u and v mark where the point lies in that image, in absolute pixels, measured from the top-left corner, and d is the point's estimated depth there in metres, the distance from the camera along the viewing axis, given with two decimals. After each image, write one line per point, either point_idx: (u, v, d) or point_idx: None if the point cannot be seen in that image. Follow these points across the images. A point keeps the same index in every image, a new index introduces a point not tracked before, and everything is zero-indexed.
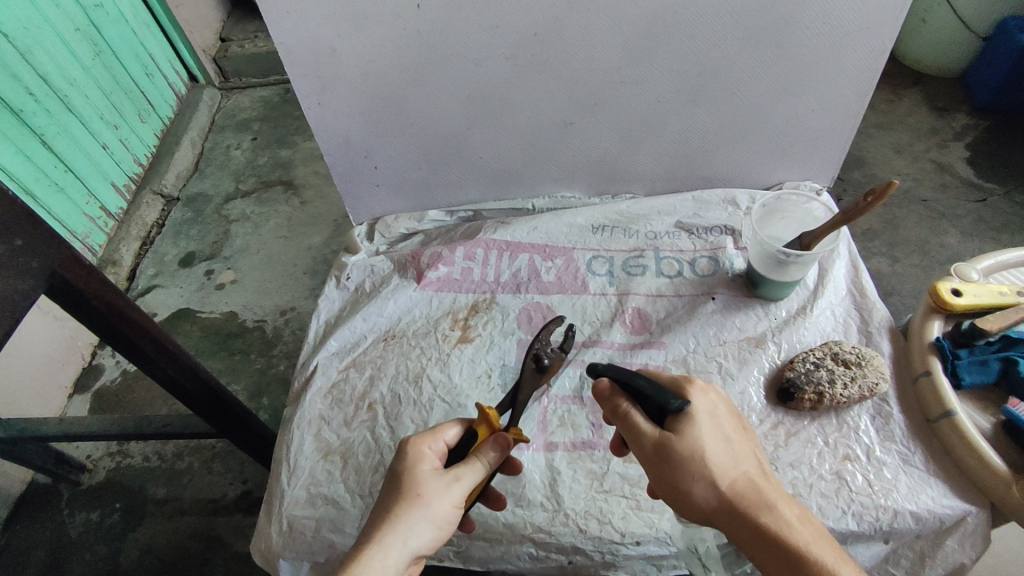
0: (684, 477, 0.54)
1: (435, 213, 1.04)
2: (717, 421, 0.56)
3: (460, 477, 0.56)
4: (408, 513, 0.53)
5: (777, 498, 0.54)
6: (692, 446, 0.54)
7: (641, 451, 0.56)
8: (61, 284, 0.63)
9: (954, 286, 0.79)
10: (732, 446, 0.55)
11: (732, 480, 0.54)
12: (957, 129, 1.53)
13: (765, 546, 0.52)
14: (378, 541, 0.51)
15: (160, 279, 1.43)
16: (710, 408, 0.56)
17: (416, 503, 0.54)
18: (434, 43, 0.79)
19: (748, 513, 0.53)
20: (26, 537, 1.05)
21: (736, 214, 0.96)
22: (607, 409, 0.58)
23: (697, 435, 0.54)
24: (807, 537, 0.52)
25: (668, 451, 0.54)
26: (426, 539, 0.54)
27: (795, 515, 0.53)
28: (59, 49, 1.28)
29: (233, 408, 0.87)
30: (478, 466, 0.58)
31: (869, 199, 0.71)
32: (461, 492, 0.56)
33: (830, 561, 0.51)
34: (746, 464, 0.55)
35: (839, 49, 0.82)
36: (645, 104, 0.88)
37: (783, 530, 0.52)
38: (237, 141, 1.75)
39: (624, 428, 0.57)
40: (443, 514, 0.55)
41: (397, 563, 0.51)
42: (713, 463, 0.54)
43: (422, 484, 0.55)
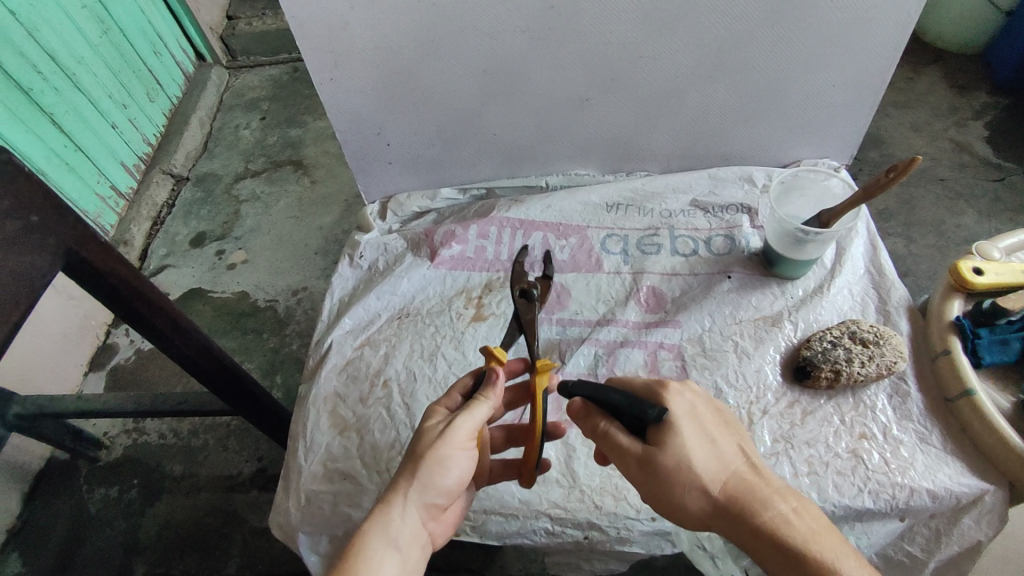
0: (672, 486, 0.54)
1: (447, 190, 1.03)
2: (697, 424, 0.56)
3: (459, 417, 0.57)
4: (412, 465, 0.56)
5: (770, 494, 0.53)
6: (676, 455, 0.54)
7: (627, 467, 0.56)
8: (79, 261, 0.63)
9: (976, 265, 0.78)
10: (716, 446, 0.55)
11: (722, 483, 0.54)
12: (977, 108, 1.50)
13: (764, 545, 0.52)
14: (387, 501, 0.54)
15: (172, 259, 1.44)
16: (688, 409, 0.56)
17: (419, 451, 0.56)
18: (448, 16, 0.77)
19: (742, 515, 0.52)
20: (46, 511, 1.07)
21: (753, 191, 0.95)
22: (588, 429, 0.59)
23: (678, 440, 0.54)
24: (805, 531, 0.51)
25: (652, 462, 0.54)
26: (431, 485, 0.55)
27: (791, 508, 0.53)
28: (66, 25, 1.27)
29: (248, 386, 0.87)
30: (477, 406, 0.58)
31: (892, 174, 0.69)
32: (465, 435, 0.57)
33: (832, 553, 0.50)
34: (734, 463, 0.55)
35: (865, 21, 0.80)
36: (662, 79, 0.86)
37: (780, 527, 0.51)
38: (246, 120, 1.74)
39: (607, 445, 0.57)
40: (446, 460, 0.56)
41: (402, 513, 0.54)
42: (699, 468, 0.53)
43: (426, 433, 0.58)
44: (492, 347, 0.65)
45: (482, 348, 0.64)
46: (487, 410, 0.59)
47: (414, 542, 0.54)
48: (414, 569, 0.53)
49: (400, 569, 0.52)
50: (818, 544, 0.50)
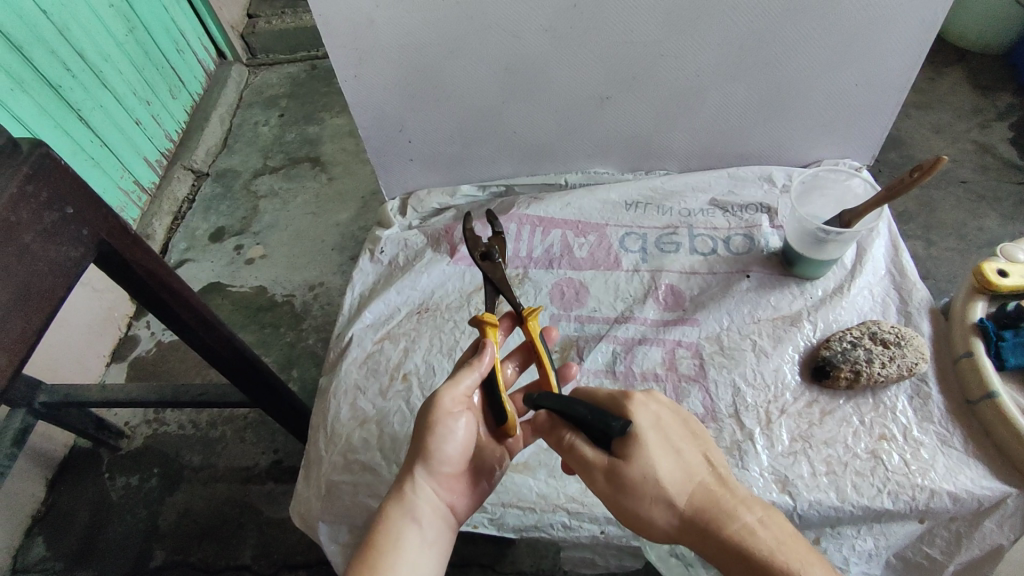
0: (638, 500, 0.54)
1: (467, 187, 1.04)
2: (660, 435, 0.56)
3: (443, 385, 0.61)
4: (415, 443, 0.60)
5: (735, 505, 0.53)
6: (640, 467, 0.54)
7: (594, 481, 0.56)
8: (110, 253, 0.65)
9: (1000, 266, 0.77)
10: (680, 457, 0.56)
11: (687, 496, 0.54)
12: (1000, 109, 1.48)
13: (730, 558, 0.51)
14: (399, 481, 0.59)
15: (192, 253, 1.46)
16: (652, 420, 0.57)
17: (418, 427, 0.60)
18: (471, 14, 0.78)
19: (708, 527, 0.52)
20: (69, 498, 1.10)
21: (773, 191, 0.95)
22: (555, 442, 0.60)
23: (643, 452, 0.54)
24: (772, 540, 0.51)
25: (617, 476, 0.54)
26: (434, 456, 0.59)
27: (757, 518, 0.52)
28: (94, 23, 1.29)
29: (269, 378, 0.89)
30: (460, 373, 0.62)
31: (916, 175, 0.69)
32: (455, 403, 0.61)
33: (800, 561, 0.49)
34: (699, 474, 0.55)
35: (890, 21, 0.79)
36: (684, 78, 0.86)
37: (746, 538, 0.51)
38: (265, 117, 1.76)
39: (574, 459, 0.58)
40: (441, 428, 0.59)
41: (412, 486, 0.58)
42: (663, 481, 0.54)
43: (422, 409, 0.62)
44: (480, 314, 0.67)
45: (470, 320, 0.68)
46: (473, 375, 0.62)
47: (432, 514, 0.57)
48: (438, 538, 0.56)
49: (422, 540, 0.55)
50: (784, 553, 0.50)
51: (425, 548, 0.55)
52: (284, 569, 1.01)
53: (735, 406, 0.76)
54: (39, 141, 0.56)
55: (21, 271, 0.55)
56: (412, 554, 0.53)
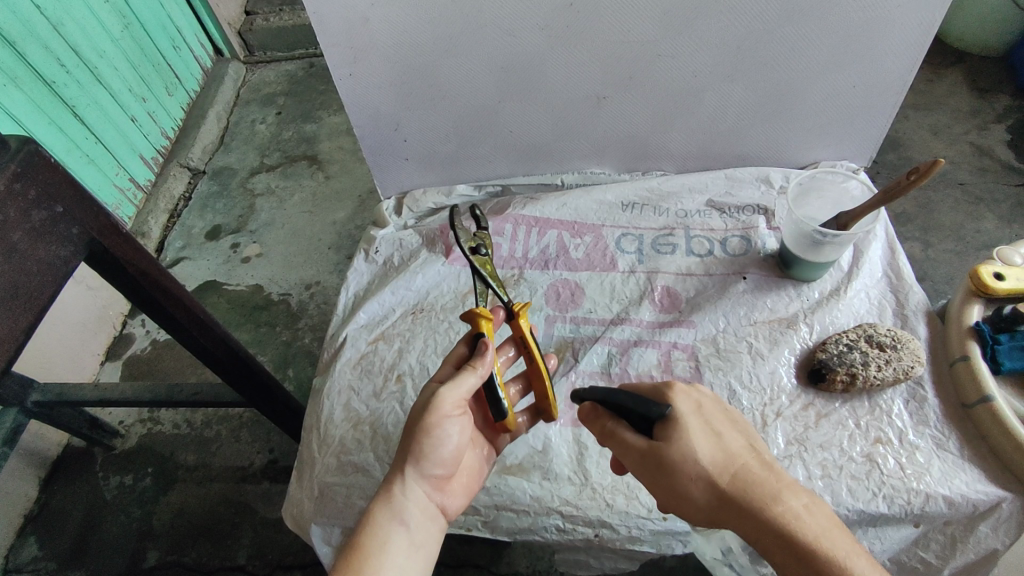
0: (677, 479, 0.55)
1: (463, 187, 1.04)
2: (702, 420, 0.57)
3: (442, 387, 0.59)
4: (406, 442, 0.59)
5: (776, 487, 0.53)
6: (681, 450, 0.55)
7: (634, 465, 0.58)
8: (101, 252, 0.64)
9: (996, 270, 0.77)
10: (723, 442, 0.56)
11: (729, 476, 0.54)
12: (999, 111, 1.48)
13: (772, 541, 0.51)
14: (389, 481, 0.58)
15: (188, 252, 1.46)
16: (692, 407, 0.58)
17: (410, 427, 0.59)
18: (467, 12, 0.78)
19: (748, 509, 0.52)
20: (62, 497, 1.09)
21: (770, 192, 0.95)
22: (598, 430, 0.62)
23: (684, 435, 0.55)
24: (813, 526, 0.50)
25: (657, 457, 0.56)
26: (430, 458, 0.59)
27: (802, 504, 0.52)
28: (89, 19, 1.29)
29: (262, 378, 0.88)
30: (460, 374, 0.60)
31: (913, 177, 0.69)
32: (452, 404, 0.60)
33: (843, 550, 0.49)
34: (742, 458, 0.55)
35: (887, 23, 0.79)
36: (681, 79, 0.86)
37: (788, 522, 0.51)
38: (262, 115, 1.75)
39: (615, 445, 0.60)
40: (436, 430, 0.59)
41: (402, 487, 0.57)
42: (704, 462, 0.54)
43: (416, 408, 0.60)
44: (474, 309, 0.67)
45: (463, 313, 0.66)
46: (474, 378, 0.60)
47: (421, 515, 0.57)
48: (426, 540, 0.56)
49: (410, 543, 0.55)
50: (827, 540, 0.49)
51: (413, 551, 0.54)
52: (278, 569, 1.01)
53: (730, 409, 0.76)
54: (28, 139, 0.55)
55: (8, 270, 0.54)
56: (397, 556, 0.53)
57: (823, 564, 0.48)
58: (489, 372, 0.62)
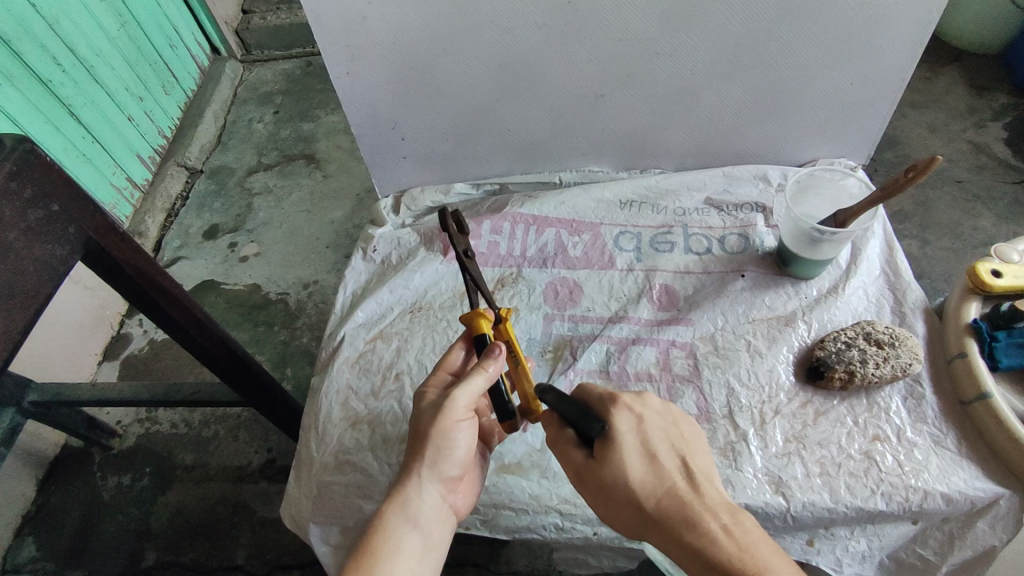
0: (610, 496, 0.56)
1: (461, 185, 1.04)
2: (638, 441, 0.56)
3: (456, 390, 0.59)
4: (419, 445, 0.59)
5: (701, 512, 0.53)
6: (613, 471, 0.55)
7: (574, 475, 0.59)
8: (98, 251, 0.64)
9: (994, 267, 0.77)
10: (655, 462, 0.56)
11: (657, 500, 0.54)
12: (996, 109, 1.48)
13: (691, 563, 0.52)
14: (401, 483, 0.58)
15: (185, 251, 1.45)
16: (632, 425, 0.57)
17: (423, 430, 0.59)
18: (464, 10, 0.77)
19: (673, 531, 0.53)
20: (60, 497, 1.09)
21: (768, 190, 0.95)
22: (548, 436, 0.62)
23: (617, 457, 0.55)
24: (733, 554, 0.50)
25: (592, 473, 0.56)
26: (443, 461, 0.59)
27: (723, 528, 0.52)
28: (85, 18, 1.28)
29: (260, 377, 0.88)
30: (472, 375, 0.60)
31: (911, 175, 0.69)
32: (463, 408, 0.60)
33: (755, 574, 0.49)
34: (673, 480, 0.55)
35: (885, 20, 0.79)
36: (679, 76, 0.86)
37: (706, 546, 0.51)
38: (259, 114, 1.75)
39: (558, 454, 0.60)
40: (449, 434, 0.59)
41: (417, 490, 0.57)
42: (632, 485, 0.54)
43: (428, 410, 0.60)
44: (473, 311, 0.67)
45: (461, 316, 0.68)
46: (484, 379, 0.60)
47: (434, 517, 0.57)
48: (438, 542, 0.56)
49: (422, 546, 0.55)
50: (742, 565, 0.50)
51: (425, 554, 0.55)
52: (277, 569, 1.01)
53: (729, 407, 0.76)
54: (23, 138, 0.55)
55: (5, 270, 0.54)
56: (411, 560, 0.53)
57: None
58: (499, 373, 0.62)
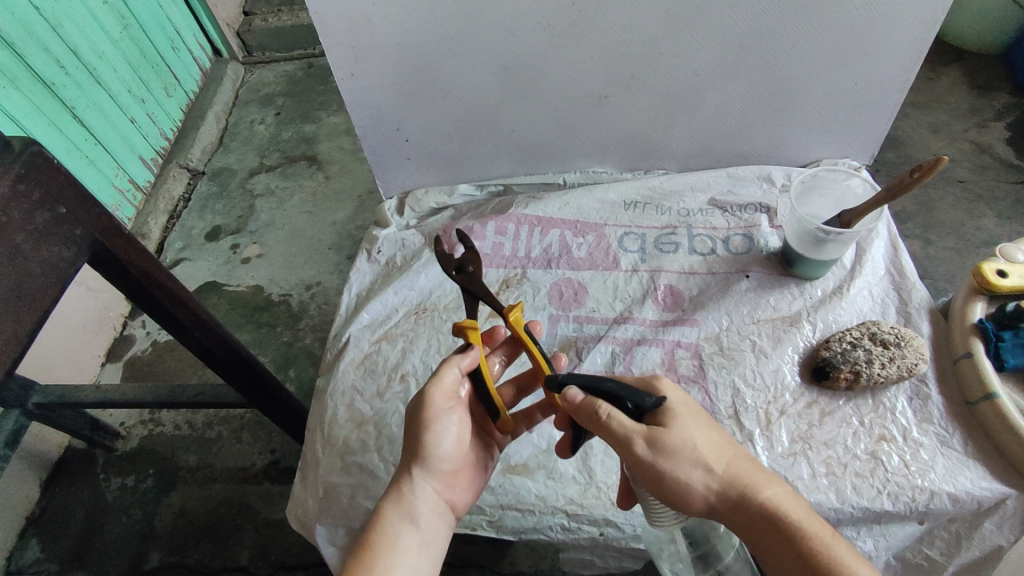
0: (678, 467, 0.52)
1: (466, 187, 1.04)
2: (694, 413, 0.55)
3: (430, 384, 0.60)
4: (408, 445, 0.59)
5: (766, 476, 0.53)
6: (682, 436, 0.53)
7: (629, 453, 0.53)
8: (103, 253, 0.64)
9: (999, 267, 0.77)
10: (712, 432, 0.55)
11: (725, 465, 0.53)
12: (998, 108, 1.48)
13: (771, 527, 0.51)
14: (395, 483, 0.58)
15: (188, 252, 1.45)
16: (682, 398, 0.57)
17: (410, 427, 0.60)
18: (468, 11, 0.78)
19: (743, 498, 0.52)
20: (64, 499, 1.09)
21: (772, 191, 0.95)
22: (586, 417, 0.56)
23: (683, 423, 0.54)
24: (802, 515, 0.51)
25: (661, 441, 0.52)
26: (432, 457, 0.58)
27: (785, 491, 0.53)
28: (88, 20, 1.28)
29: (264, 378, 0.88)
30: (443, 369, 0.61)
31: (916, 175, 0.69)
32: (443, 403, 0.60)
33: (827, 531, 0.50)
34: (730, 449, 0.55)
35: (888, 20, 0.79)
36: (682, 77, 0.86)
37: (781, 506, 0.51)
38: (261, 115, 1.75)
39: (607, 432, 0.54)
40: (434, 428, 0.59)
41: (411, 487, 0.57)
42: (703, 450, 0.53)
43: (412, 408, 0.61)
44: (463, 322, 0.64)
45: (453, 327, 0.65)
46: (454, 373, 0.61)
47: (431, 513, 0.57)
48: (437, 538, 0.56)
49: (419, 541, 0.54)
50: (812, 523, 0.51)
51: (422, 549, 0.54)
52: (281, 570, 1.01)
53: (734, 407, 0.76)
54: (30, 140, 0.55)
55: (12, 272, 0.54)
56: (408, 555, 0.53)
57: (816, 548, 0.49)
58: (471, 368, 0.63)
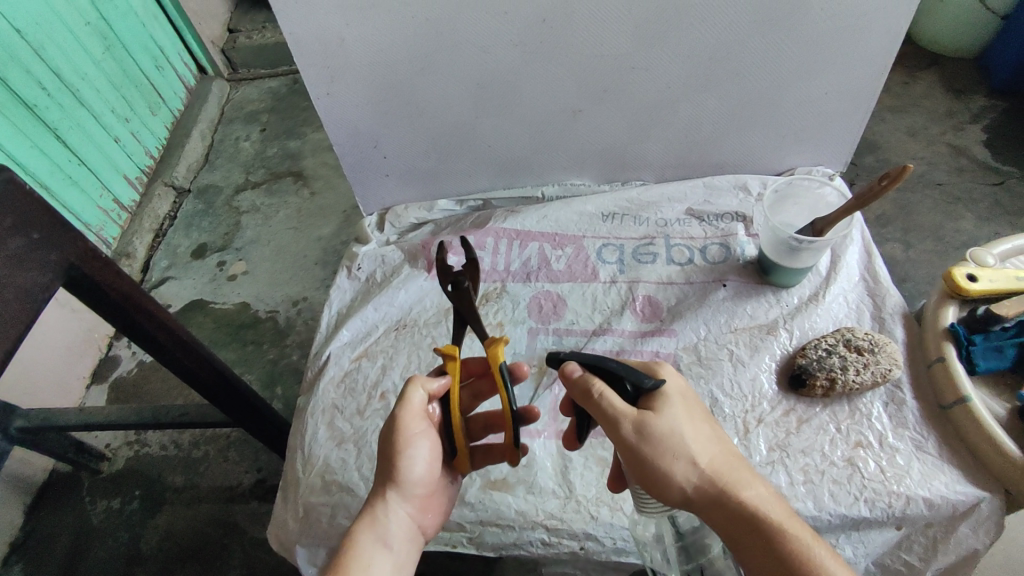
0: (662, 457, 0.52)
1: (445, 202, 1.04)
2: (687, 403, 0.55)
3: (399, 408, 0.58)
4: (382, 466, 0.59)
5: (749, 475, 0.54)
6: (670, 426, 0.53)
7: (616, 435, 0.53)
8: (80, 278, 0.64)
9: (970, 271, 0.78)
10: (704, 426, 0.55)
11: (711, 459, 0.53)
12: (974, 112, 1.50)
13: (742, 523, 0.51)
14: (369, 505, 0.58)
15: (173, 271, 1.45)
16: (680, 388, 0.56)
17: (382, 449, 0.59)
18: (440, 31, 0.79)
19: (723, 492, 0.52)
20: (49, 524, 1.08)
21: (748, 200, 0.96)
22: (579, 392, 0.55)
23: (674, 413, 0.53)
24: (777, 512, 0.52)
25: (650, 428, 0.52)
26: (403, 480, 0.58)
27: (766, 492, 0.53)
28: (70, 42, 1.29)
29: (247, 397, 0.87)
30: (411, 391, 0.58)
31: (884, 183, 0.70)
32: (413, 427, 0.58)
33: (802, 534, 0.50)
34: (720, 444, 0.55)
35: (854, 32, 0.81)
36: (655, 90, 0.87)
37: (758, 505, 0.52)
38: (246, 132, 1.75)
39: (598, 411, 0.54)
40: (405, 451, 0.58)
41: (383, 510, 0.57)
42: (690, 442, 0.53)
43: (384, 430, 0.60)
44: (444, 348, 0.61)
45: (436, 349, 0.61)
46: (421, 395, 0.59)
47: (403, 536, 0.57)
48: (408, 559, 0.57)
49: (393, 564, 0.55)
50: (789, 526, 0.51)
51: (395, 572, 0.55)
52: None
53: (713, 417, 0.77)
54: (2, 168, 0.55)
55: None
56: None
57: (785, 550, 0.50)
58: (439, 389, 0.60)
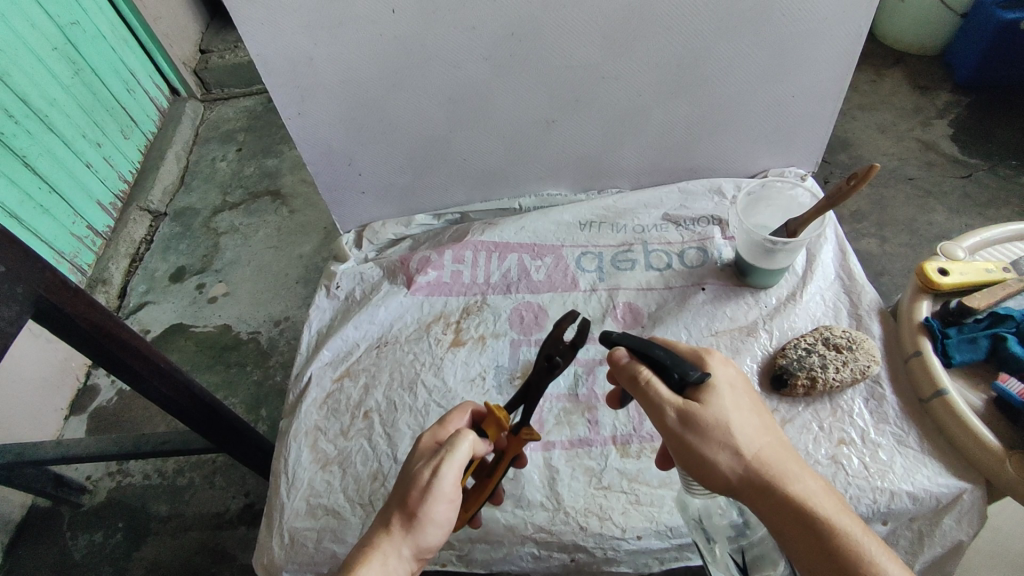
0: (707, 446, 0.52)
1: (422, 217, 1.04)
2: (736, 393, 0.55)
3: (446, 455, 0.54)
4: (401, 509, 0.53)
5: (798, 467, 0.52)
6: (715, 416, 0.53)
7: (660, 422, 0.54)
8: (50, 310, 0.62)
9: (941, 266, 0.79)
10: (754, 416, 0.54)
11: (757, 450, 0.52)
12: (940, 107, 1.54)
13: (788, 516, 0.50)
14: (377, 548, 0.51)
15: (152, 296, 1.42)
16: (731, 379, 0.55)
17: (409, 491, 0.53)
18: (410, 48, 0.79)
19: (771, 484, 0.51)
20: (29, 561, 1.05)
21: (723, 203, 0.97)
22: (626, 378, 0.57)
23: (720, 404, 0.53)
24: (830, 507, 0.50)
25: (694, 417, 0.53)
26: (424, 536, 0.53)
27: (818, 487, 0.52)
28: (36, 68, 1.27)
29: (230, 423, 0.86)
30: (461, 442, 0.55)
31: (853, 182, 0.70)
32: (453, 479, 0.54)
33: (854, 529, 0.49)
34: (769, 436, 0.54)
35: (817, 35, 0.82)
36: (627, 98, 0.88)
37: (807, 499, 0.50)
38: (222, 152, 1.73)
39: (644, 397, 0.55)
40: (436, 504, 0.53)
41: (395, 563, 0.51)
42: (736, 431, 0.52)
43: (414, 472, 0.55)
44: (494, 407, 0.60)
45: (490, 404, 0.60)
46: (469, 449, 0.56)
47: None
48: None
49: None
50: (840, 521, 0.49)
51: None
52: None
53: None
54: None
55: None
56: None
57: (835, 545, 0.48)
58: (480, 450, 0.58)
